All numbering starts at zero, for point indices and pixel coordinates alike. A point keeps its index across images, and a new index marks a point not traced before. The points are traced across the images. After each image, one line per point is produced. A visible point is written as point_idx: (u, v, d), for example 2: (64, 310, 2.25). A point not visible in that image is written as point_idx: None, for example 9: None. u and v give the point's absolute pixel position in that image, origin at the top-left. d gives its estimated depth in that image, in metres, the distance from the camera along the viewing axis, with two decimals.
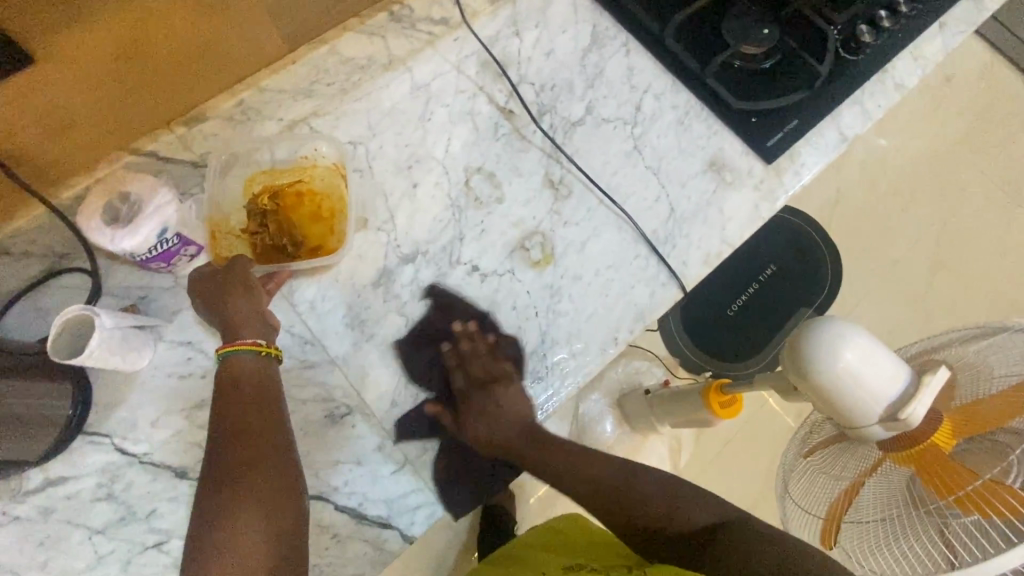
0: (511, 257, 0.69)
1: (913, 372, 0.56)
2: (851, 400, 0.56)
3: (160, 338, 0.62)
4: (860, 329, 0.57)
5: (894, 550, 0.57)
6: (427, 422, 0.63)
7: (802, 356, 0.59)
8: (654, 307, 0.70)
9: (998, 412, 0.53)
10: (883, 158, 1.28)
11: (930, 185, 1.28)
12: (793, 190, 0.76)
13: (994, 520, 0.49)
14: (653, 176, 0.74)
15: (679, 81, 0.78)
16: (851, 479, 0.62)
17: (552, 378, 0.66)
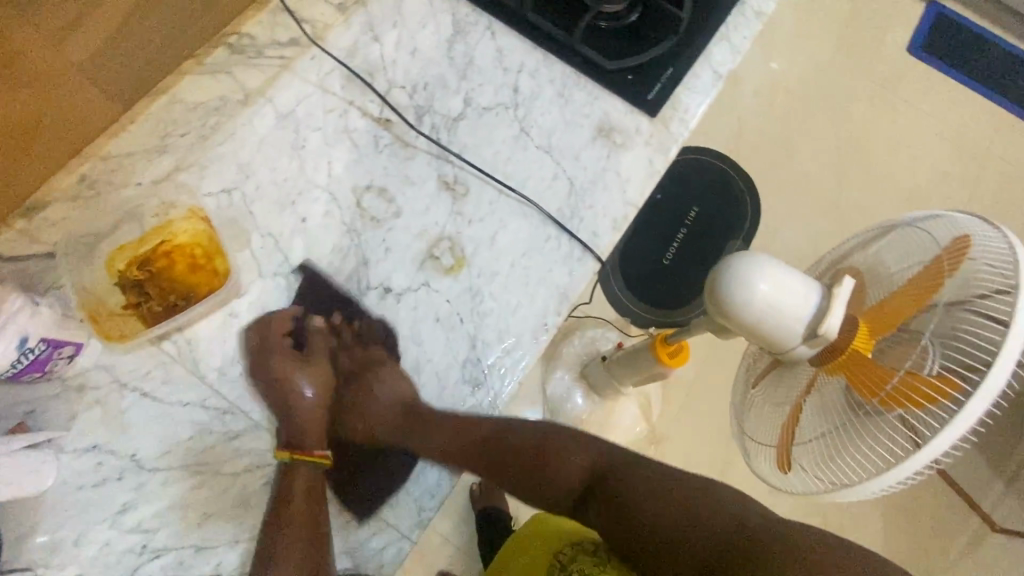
0: (422, 270, 0.66)
1: (823, 287, 0.59)
2: (773, 327, 0.58)
3: (62, 450, 0.56)
4: (768, 257, 0.59)
5: (838, 460, 0.56)
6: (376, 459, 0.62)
7: (722, 296, 0.60)
8: (575, 285, 0.69)
9: (903, 304, 0.56)
10: (773, 80, 1.32)
11: (820, 97, 1.33)
12: (683, 136, 0.77)
13: (923, 406, 0.50)
14: (547, 155, 0.73)
15: (550, 54, 0.77)
16: (793, 401, 0.62)
17: (491, 382, 0.65)
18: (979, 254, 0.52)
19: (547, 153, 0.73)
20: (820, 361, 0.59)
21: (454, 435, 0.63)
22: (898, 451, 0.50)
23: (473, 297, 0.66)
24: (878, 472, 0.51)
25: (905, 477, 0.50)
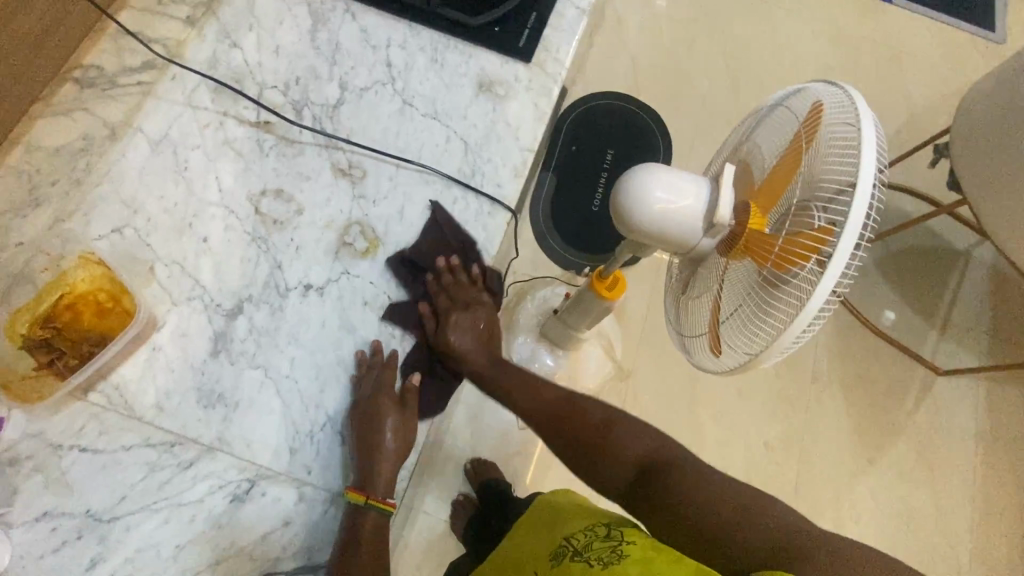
0: (338, 258, 0.66)
1: (709, 179, 0.64)
2: (674, 227, 0.64)
3: (9, 525, 0.55)
4: (657, 167, 0.64)
5: (750, 333, 0.59)
6: (339, 449, 0.62)
7: (626, 212, 0.65)
8: (492, 239, 0.71)
9: (785, 175, 0.60)
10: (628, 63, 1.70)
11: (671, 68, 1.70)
12: (561, 75, 0.79)
13: (803, 259, 0.53)
14: (435, 120, 0.74)
15: (414, 23, 0.78)
16: (716, 293, 0.66)
17: (435, 350, 0.68)
18: (831, 111, 0.56)
19: (434, 118, 0.74)
20: (728, 248, 0.63)
21: (412, 409, 0.66)
22: (789, 304, 0.53)
23: (397, 275, 0.68)
24: (776, 332, 0.54)
25: (802, 327, 0.52)
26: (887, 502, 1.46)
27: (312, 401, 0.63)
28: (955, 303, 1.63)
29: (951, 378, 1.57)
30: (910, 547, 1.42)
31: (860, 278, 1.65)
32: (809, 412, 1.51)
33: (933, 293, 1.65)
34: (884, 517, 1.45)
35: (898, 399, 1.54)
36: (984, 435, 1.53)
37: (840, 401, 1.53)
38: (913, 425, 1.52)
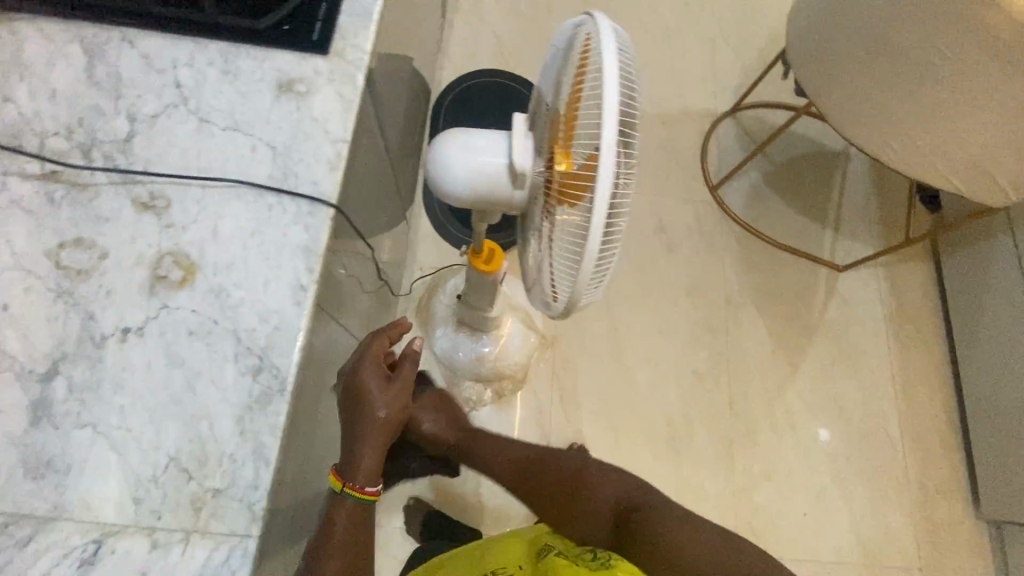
0: (154, 294, 0.63)
1: (506, 132, 0.65)
2: (487, 189, 0.64)
3: None
4: (451, 134, 0.64)
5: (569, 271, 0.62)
6: (184, 496, 0.58)
7: (436, 184, 0.66)
8: (316, 237, 0.67)
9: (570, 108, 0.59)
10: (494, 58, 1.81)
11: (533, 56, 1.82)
12: (363, 59, 0.77)
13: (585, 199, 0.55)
14: (236, 132, 0.71)
15: (198, 38, 0.75)
16: (543, 244, 0.69)
17: (272, 359, 0.62)
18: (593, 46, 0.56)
19: (234, 130, 0.71)
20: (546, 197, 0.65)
21: (258, 424, 0.60)
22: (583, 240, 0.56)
23: (219, 295, 0.64)
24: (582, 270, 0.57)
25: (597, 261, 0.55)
26: (818, 401, 1.53)
27: (148, 443, 0.59)
28: (843, 198, 1.72)
29: (852, 272, 1.65)
30: (845, 437, 1.50)
31: (753, 198, 1.71)
32: (730, 334, 1.57)
33: (822, 197, 1.73)
34: (817, 415, 1.52)
35: (809, 303, 1.61)
36: (893, 317, 1.62)
37: (756, 318, 1.59)
38: (827, 324, 1.60)
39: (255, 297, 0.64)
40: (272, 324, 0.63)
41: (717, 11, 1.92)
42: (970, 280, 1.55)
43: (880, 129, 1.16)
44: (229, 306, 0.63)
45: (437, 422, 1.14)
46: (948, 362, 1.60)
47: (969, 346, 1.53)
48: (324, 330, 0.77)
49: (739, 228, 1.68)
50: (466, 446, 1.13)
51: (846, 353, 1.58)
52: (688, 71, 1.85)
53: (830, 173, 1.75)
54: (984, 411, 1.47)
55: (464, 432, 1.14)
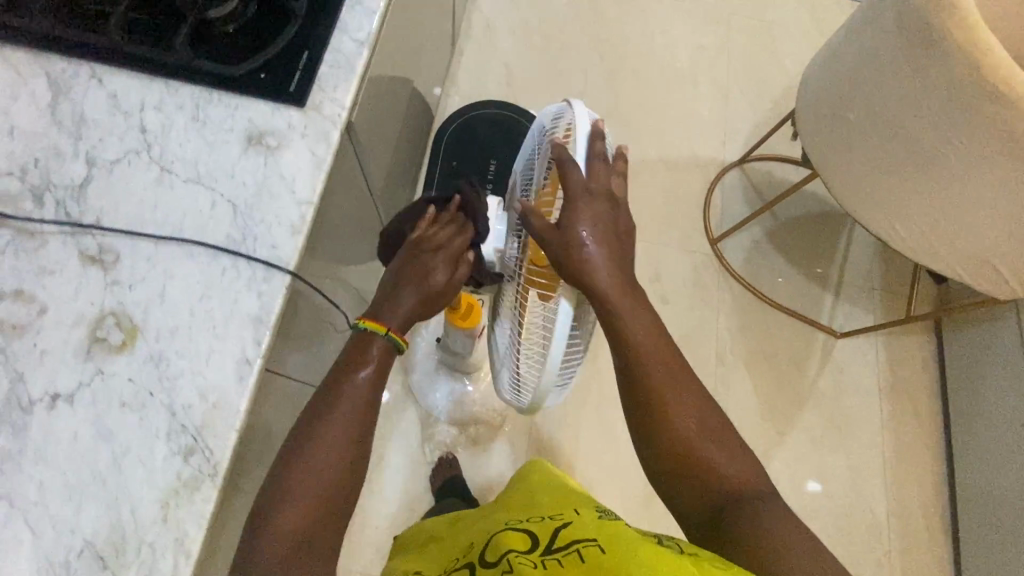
0: (89, 359, 0.60)
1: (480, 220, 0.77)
2: None
3: None
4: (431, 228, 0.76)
5: (527, 357, 0.63)
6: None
7: None
8: (268, 307, 0.64)
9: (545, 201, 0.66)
10: (505, 86, 1.77)
11: (546, 88, 1.78)
12: (340, 115, 0.73)
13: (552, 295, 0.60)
14: (198, 185, 0.68)
15: (170, 81, 0.71)
16: (503, 329, 0.71)
17: (206, 441, 0.59)
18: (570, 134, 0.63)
19: (196, 183, 0.68)
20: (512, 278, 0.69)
21: (196, 506, 0.57)
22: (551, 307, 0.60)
23: (158, 365, 0.60)
24: (543, 356, 0.59)
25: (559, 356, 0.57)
26: (802, 473, 1.48)
27: (67, 522, 0.55)
28: (848, 264, 1.67)
29: (848, 340, 1.60)
30: (828, 513, 1.45)
31: (753, 254, 1.67)
32: (716, 394, 1.52)
33: (824, 258, 1.68)
34: (799, 487, 1.47)
35: (802, 368, 1.57)
36: (887, 391, 1.57)
37: (745, 379, 1.55)
38: (818, 392, 1.55)
39: (195, 369, 0.61)
40: (209, 402, 0.60)
41: (735, 58, 1.89)
42: (969, 362, 1.49)
43: (884, 211, 1.12)
44: (167, 378, 0.60)
45: (605, 231, 0.58)
46: (943, 444, 1.54)
47: (964, 430, 1.47)
48: (274, 394, 0.73)
49: (735, 283, 1.64)
50: (619, 285, 0.58)
51: (835, 424, 1.53)
52: (699, 116, 1.81)
53: (835, 234, 1.70)
54: (973, 501, 1.40)
55: (619, 278, 0.58)
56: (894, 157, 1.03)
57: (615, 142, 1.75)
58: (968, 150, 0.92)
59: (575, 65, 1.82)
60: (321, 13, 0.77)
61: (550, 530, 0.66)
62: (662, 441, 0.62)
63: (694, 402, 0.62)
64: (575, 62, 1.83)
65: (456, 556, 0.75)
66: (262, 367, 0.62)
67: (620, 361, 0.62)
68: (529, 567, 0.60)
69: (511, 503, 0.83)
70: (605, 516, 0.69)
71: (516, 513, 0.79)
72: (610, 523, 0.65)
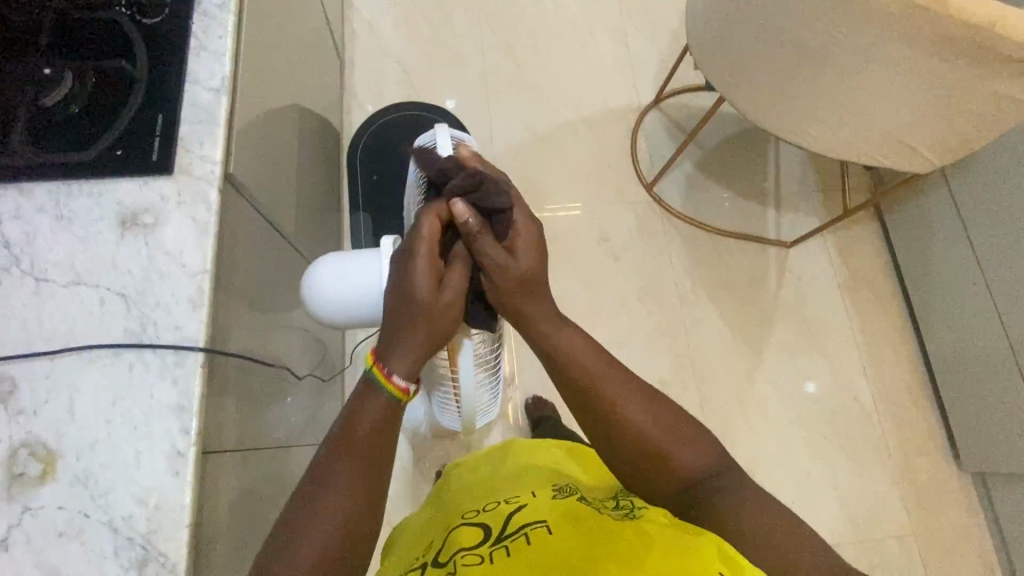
0: (12, 499, 0.56)
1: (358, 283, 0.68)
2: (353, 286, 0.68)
3: None
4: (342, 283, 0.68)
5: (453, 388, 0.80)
6: None
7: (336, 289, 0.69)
8: (187, 391, 0.61)
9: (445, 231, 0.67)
10: (404, 82, 1.72)
11: (448, 76, 1.74)
12: (214, 171, 0.69)
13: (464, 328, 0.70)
14: (81, 285, 0.63)
15: (20, 183, 0.66)
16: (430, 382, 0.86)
17: (158, 546, 0.56)
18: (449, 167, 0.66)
19: (78, 283, 0.63)
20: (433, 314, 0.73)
21: None
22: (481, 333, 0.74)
23: (87, 483, 0.57)
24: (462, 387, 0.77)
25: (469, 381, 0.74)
26: (788, 386, 1.51)
27: None
28: (781, 173, 1.69)
29: (800, 247, 1.63)
30: (820, 417, 1.49)
31: (691, 188, 1.67)
32: (689, 333, 1.54)
33: (759, 173, 1.69)
34: (789, 399, 1.50)
35: (763, 286, 1.59)
36: (846, 285, 1.61)
37: (712, 313, 1.56)
38: (784, 305, 1.58)
39: (128, 476, 0.57)
40: (150, 507, 0.57)
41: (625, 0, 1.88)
42: (912, 236, 1.53)
43: (795, 117, 1.12)
44: (100, 494, 0.57)
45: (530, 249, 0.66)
46: (909, 319, 1.58)
47: (925, 301, 1.52)
48: (229, 474, 0.69)
49: (681, 223, 1.64)
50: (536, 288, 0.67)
51: (808, 332, 1.56)
52: (606, 66, 1.79)
53: (763, 147, 1.71)
54: (951, 367, 1.45)
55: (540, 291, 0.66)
56: (788, 65, 1.03)
57: (530, 113, 1.72)
58: (849, 41, 0.92)
59: (470, 44, 1.78)
60: (165, 70, 0.72)
61: (503, 518, 0.65)
62: (618, 434, 0.65)
63: (639, 391, 0.67)
64: (469, 40, 1.78)
65: (416, 551, 0.71)
66: (198, 455, 0.59)
67: (553, 364, 0.68)
68: (479, 564, 0.57)
69: (471, 489, 0.81)
70: (560, 493, 0.71)
71: (476, 494, 0.78)
72: (565, 503, 0.66)
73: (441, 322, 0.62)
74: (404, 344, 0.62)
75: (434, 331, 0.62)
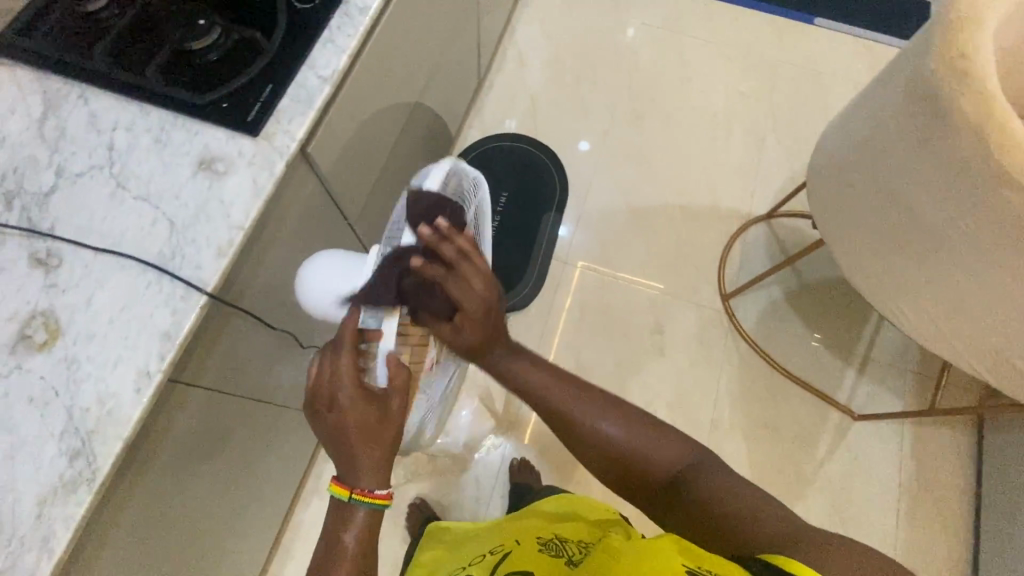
0: (13, 354, 0.64)
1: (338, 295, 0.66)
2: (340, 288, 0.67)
3: None
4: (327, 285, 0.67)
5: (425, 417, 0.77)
6: None
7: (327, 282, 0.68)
8: (179, 324, 0.67)
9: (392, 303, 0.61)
10: (530, 117, 1.78)
11: (571, 125, 1.78)
12: (290, 146, 0.76)
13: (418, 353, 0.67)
14: (145, 203, 0.72)
15: (143, 104, 0.77)
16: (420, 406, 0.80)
17: (94, 447, 0.61)
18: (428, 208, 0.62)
19: (144, 199, 0.72)
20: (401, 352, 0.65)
21: (59, 512, 0.58)
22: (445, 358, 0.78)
23: (69, 367, 0.64)
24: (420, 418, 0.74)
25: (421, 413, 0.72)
26: None
27: None
28: (877, 338, 1.52)
29: (868, 424, 1.44)
30: None
31: (771, 316, 1.55)
32: None
33: (853, 327, 1.53)
34: None
35: (810, 447, 1.42)
36: (908, 487, 1.39)
37: (742, 452, 1.42)
38: (825, 478, 1.40)
39: (101, 375, 0.64)
40: (104, 409, 0.62)
41: (774, 108, 1.81)
42: (1009, 466, 1.30)
43: (895, 288, 1.00)
44: (74, 380, 0.63)
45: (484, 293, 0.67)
46: (972, 558, 1.33)
47: (997, 545, 1.27)
48: (192, 411, 0.74)
49: (746, 347, 1.52)
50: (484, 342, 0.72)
51: (843, 520, 1.36)
52: (728, 165, 1.73)
53: (867, 303, 1.55)
54: None
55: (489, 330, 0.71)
56: (901, 235, 0.92)
57: (635, 185, 1.70)
58: (974, 234, 0.81)
59: (604, 102, 1.81)
60: (292, 48, 0.81)
61: (491, 565, 0.70)
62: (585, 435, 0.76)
63: (597, 405, 0.77)
64: (605, 98, 1.82)
65: None
66: (161, 382, 0.65)
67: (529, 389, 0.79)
68: None
69: (481, 536, 0.85)
70: (544, 547, 0.73)
71: (482, 542, 0.82)
72: (545, 560, 0.69)
73: (387, 437, 0.60)
74: (364, 462, 0.59)
75: (385, 441, 0.60)
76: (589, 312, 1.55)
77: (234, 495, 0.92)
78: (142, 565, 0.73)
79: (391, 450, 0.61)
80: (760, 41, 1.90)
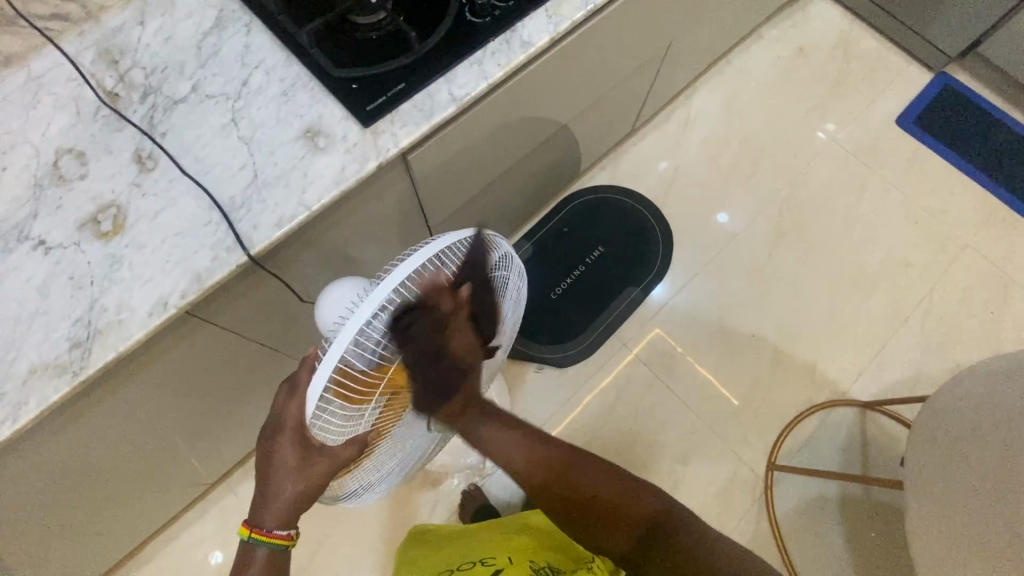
0: (79, 231, 0.70)
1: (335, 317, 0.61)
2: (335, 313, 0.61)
3: None
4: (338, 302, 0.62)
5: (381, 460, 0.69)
6: None
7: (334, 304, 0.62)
8: (212, 271, 0.69)
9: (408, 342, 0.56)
10: (667, 184, 1.67)
11: (703, 212, 1.64)
12: (389, 150, 0.75)
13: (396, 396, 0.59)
14: (244, 146, 0.75)
15: (291, 55, 0.80)
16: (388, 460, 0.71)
17: (93, 345, 0.65)
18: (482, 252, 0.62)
19: (245, 143, 0.75)
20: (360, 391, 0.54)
21: (40, 387, 0.63)
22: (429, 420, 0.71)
23: (113, 265, 0.68)
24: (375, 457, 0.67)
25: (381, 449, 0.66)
26: None
27: None
28: None
29: None
30: None
31: (810, 511, 1.35)
32: None
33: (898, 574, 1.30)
34: None
35: None
36: None
37: None
38: None
39: (130, 285, 0.68)
40: (118, 316, 0.66)
41: (935, 296, 1.55)
42: None
43: None
44: (110, 277, 0.68)
45: None
46: None
47: None
48: (196, 341, 0.77)
49: (766, 527, 1.34)
50: None
51: None
52: (849, 330, 1.52)
53: None
54: None
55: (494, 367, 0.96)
56: None
57: (737, 303, 1.55)
58: None
59: (749, 204, 1.65)
60: (440, 56, 0.80)
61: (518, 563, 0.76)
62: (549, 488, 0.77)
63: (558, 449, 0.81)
64: (753, 200, 1.65)
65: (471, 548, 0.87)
66: (173, 316, 0.67)
67: None
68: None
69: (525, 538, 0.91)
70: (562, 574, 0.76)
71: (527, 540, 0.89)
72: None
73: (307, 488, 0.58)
74: (281, 500, 0.59)
75: (301, 491, 0.58)
76: (622, 405, 1.45)
77: (211, 417, 0.96)
78: (95, 452, 0.77)
79: (310, 498, 0.59)
80: (958, 215, 1.63)
